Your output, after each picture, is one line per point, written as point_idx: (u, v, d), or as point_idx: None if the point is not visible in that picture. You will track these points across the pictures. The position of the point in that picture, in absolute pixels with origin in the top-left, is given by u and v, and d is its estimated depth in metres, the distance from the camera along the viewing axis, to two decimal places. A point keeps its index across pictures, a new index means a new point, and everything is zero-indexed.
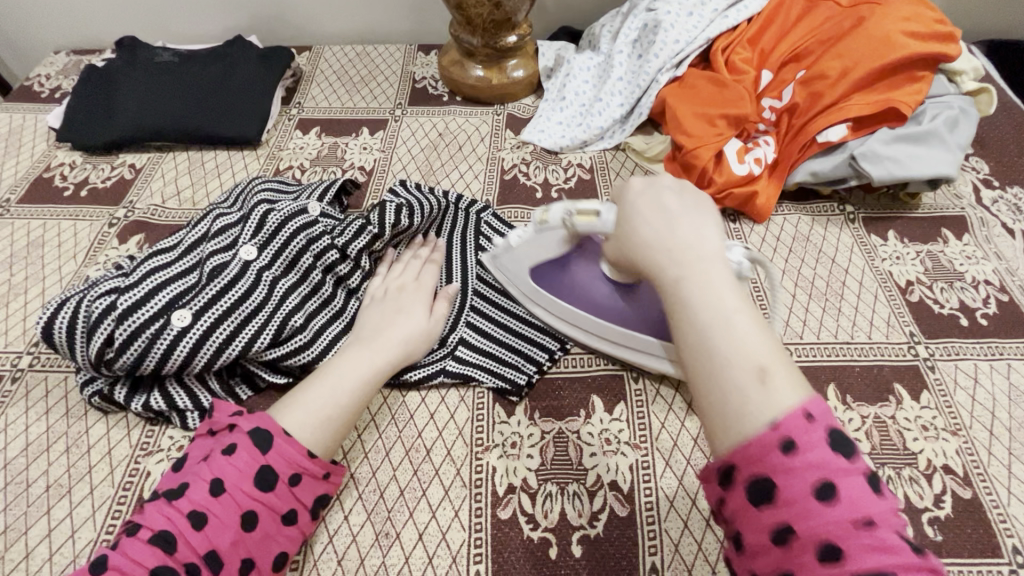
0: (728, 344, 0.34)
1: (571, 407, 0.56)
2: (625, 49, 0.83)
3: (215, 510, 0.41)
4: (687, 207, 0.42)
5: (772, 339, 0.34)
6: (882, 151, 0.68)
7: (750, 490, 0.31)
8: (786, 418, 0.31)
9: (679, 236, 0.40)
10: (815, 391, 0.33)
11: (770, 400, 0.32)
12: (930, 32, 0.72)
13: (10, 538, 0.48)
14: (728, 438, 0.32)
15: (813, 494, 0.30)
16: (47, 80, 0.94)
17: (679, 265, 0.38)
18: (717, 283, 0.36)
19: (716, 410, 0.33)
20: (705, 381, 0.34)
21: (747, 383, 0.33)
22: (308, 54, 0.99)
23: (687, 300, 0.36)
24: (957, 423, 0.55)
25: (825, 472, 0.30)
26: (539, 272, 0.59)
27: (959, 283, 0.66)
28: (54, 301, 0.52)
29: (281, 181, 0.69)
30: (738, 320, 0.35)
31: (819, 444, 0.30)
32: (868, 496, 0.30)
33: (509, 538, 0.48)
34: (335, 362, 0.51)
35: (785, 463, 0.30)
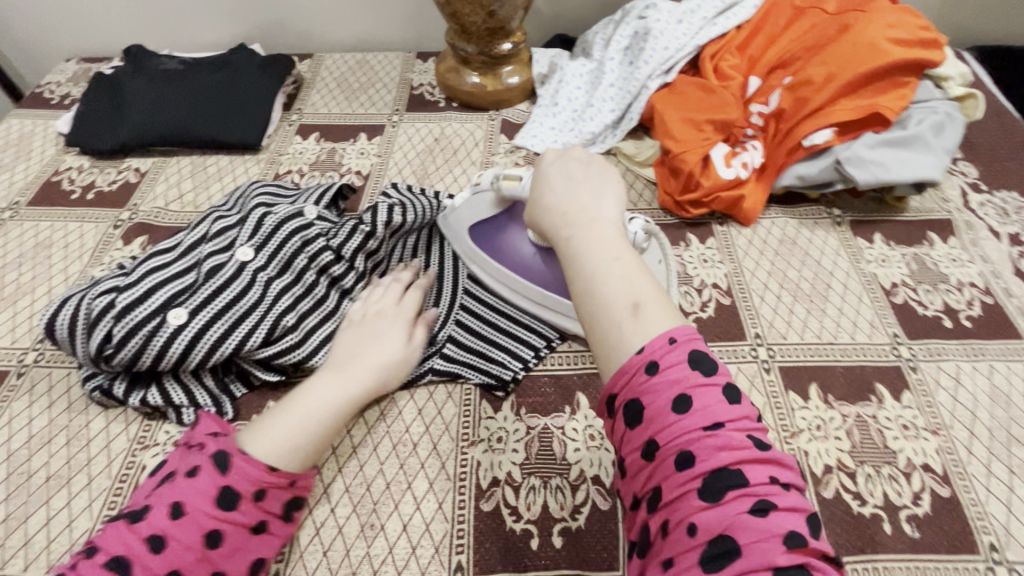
0: (605, 285, 0.38)
1: (556, 404, 0.57)
2: (616, 57, 0.85)
3: (174, 534, 0.41)
4: (588, 176, 0.46)
5: (648, 280, 0.38)
6: (866, 155, 0.69)
7: (624, 414, 0.35)
8: (652, 343, 0.35)
9: (574, 199, 0.44)
10: (685, 321, 0.37)
11: (643, 330, 0.36)
12: (915, 38, 0.73)
13: (11, 526, 0.50)
14: (609, 371, 0.37)
15: (672, 407, 0.33)
16: (57, 87, 0.97)
17: (571, 225, 0.43)
18: (602, 237, 0.41)
19: (600, 347, 0.37)
20: (590, 321, 0.38)
21: (622, 318, 0.37)
22: (310, 61, 1.01)
23: (576, 255, 0.41)
24: (938, 422, 0.56)
25: (683, 387, 0.34)
26: (476, 234, 0.65)
27: (944, 285, 0.67)
28: (59, 299, 0.55)
29: (279, 185, 0.71)
30: (618, 265, 0.39)
31: (677, 362, 0.34)
32: (722, 404, 0.33)
33: (492, 530, 0.49)
34: (306, 389, 0.49)
35: (648, 382, 0.34)
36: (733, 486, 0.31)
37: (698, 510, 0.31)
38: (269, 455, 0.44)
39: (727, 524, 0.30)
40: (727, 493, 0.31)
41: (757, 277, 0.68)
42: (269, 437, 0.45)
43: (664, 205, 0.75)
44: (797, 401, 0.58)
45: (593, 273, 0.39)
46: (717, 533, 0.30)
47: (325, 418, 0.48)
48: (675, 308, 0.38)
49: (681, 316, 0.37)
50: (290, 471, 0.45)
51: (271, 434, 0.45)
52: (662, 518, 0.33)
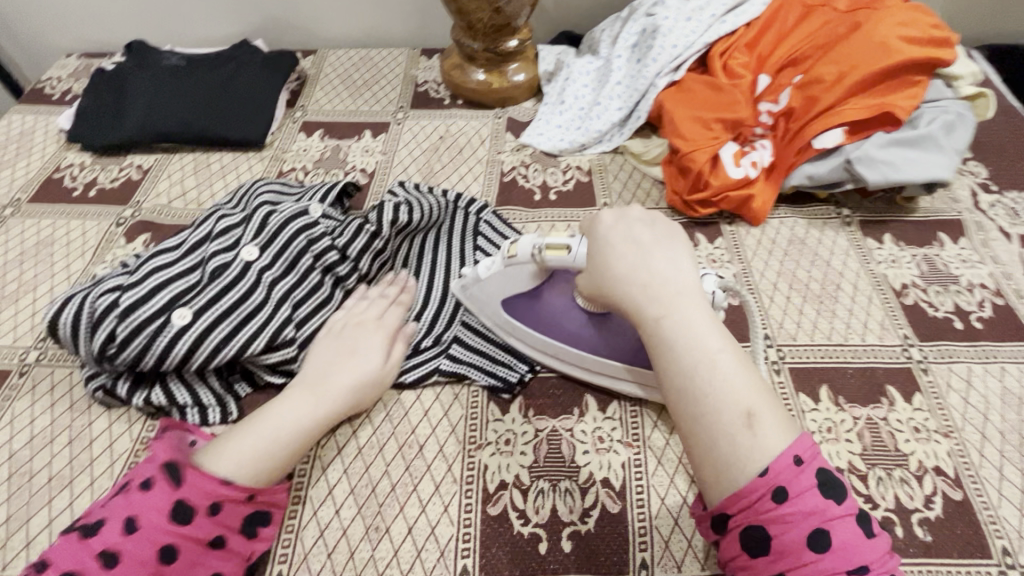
0: (714, 391, 0.40)
1: (564, 406, 0.57)
2: (624, 54, 0.85)
3: (126, 549, 0.41)
4: (657, 241, 0.47)
5: (755, 384, 0.40)
6: (877, 155, 0.69)
7: (747, 535, 0.38)
8: (777, 464, 0.37)
9: (656, 274, 0.44)
10: (799, 432, 0.39)
11: (759, 444, 0.38)
12: (927, 36, 0.73)
13: (13, 527, 0.49)
14: (723, 483, 0.39)
15: (805, 540, 0.36)
16: (59, 83, 0.96)
17: (662, 308, 0.43)
18: (697, 326, 0.42)
19: (713, 455, 0.39)
20: (697, 424, 0.40)
21: (736, 429, 0.39)
22: (313, 58, 1.00)
23: (673, 345, 0.42)
24: (949, 425, 0.55)
25: (815, 519, 0.36)
26: (512, 303, 0.57)
27: (954, 286, 0.66)
28: (61, 297, 0.54)
29: (284, 183, 0.70)
30: (723, 367, 0.40)
31: (807, 492, 0.37)
32: (856, 539, 0.36)
33: (500, 533, 0.49)
34: (275, 406, 0.50)
35: (780, 512, 0.37)
36: None
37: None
38: (231, 470, 0.46)
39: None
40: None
41: (765, 277, 0.68)
42: (233, 455, 0.47)
43: (672, 204, 0.74)
44: (808, 403, 0.57)
45: (697, 373, 0.40)
46: None
47: (292, 435, 0.49)
48: (782, 414, 0.40)
49: (791, 425, 0.40)
50: (248, 485, 0.46)
51: (234, 450, 0.47)
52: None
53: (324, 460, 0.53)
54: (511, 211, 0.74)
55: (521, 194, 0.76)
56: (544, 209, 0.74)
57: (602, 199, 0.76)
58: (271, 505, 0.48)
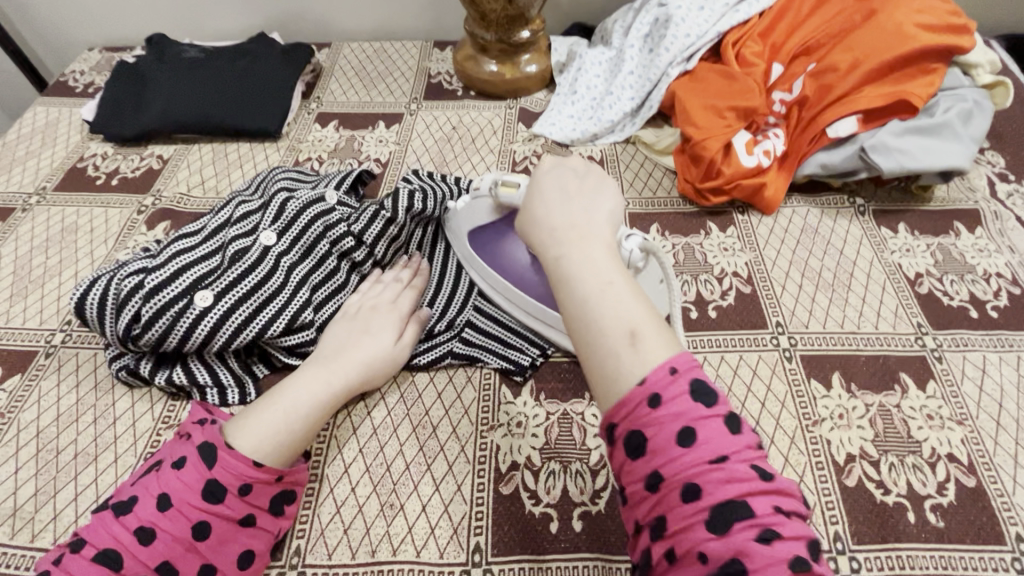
0: (601, 312, 0.38)
1: (576, 390, 0.57)
2: (636, 44, 0.85)
3: (163, 525, 0.43)
4: (575, 189, 0.46)
5: (643, 307, 0.39)
6: (892, 142, 0.68)
7: (627, 444, 0.36)
8: (652, 375, 0.36)
9: (563, 215, 0.44)
10: (683, 348, 0.38)
11: (641, 360, 0.36)
12: (944, 24, 0.72)
13: (41, 500, 0.51)
14: (609, 400, 0.37)
15: (676, 440, 0.34)
16: (81, 76, 0.98)
17: (562, 244, 0.42)
18: (596, 258, 0.41)
19: (599, 374, 0.38)
20: (589, 347, 0.38)
21: (619, 346, 0.37)
22: (328, 50, 1.02)
23: (567, 274, 0.40)
24: (963, 413, 0.55)
25: (686, 420, 0.35)
26: (476, 238, 0.63)
27: (970, 275, 0.66)
28: (88, 279, 0.55)
29: (300, 171, 0.72)
30: (615, 291, 0.39)
31: (678, 395, 0.35)
32: (724, 437, 0.35)
33: (511, 512, 0.49)
34: (291, 382, 0.52)
35: (653, 416, 0.35)
36: (738, 517, 0.32)
37: (707, 539, 0.33)
38: (254, 448, 0.47)
39: (737, 551, 0.32)
40: (733, 525, 0.32)
41: (778, 266, 0.68)
42: (254, 432, 0.47)
43: (685, 193, 0.74)
44: (820, 389, 0.57)
45: (587, 295, 0.39)
46: (728, 559, 0.32)
47: (308, 411, 0.50)
48: (668, 333, 0.38)
49: (676, 342, 0.38)
50: (277, 467, 0.47)
51: (255, 428, 0.48)
52: (667, 545, 0.34)
53: (340, 439, 0.54)
54: None
55: None
56: None
57: None
58: (295, 484, 0.49)
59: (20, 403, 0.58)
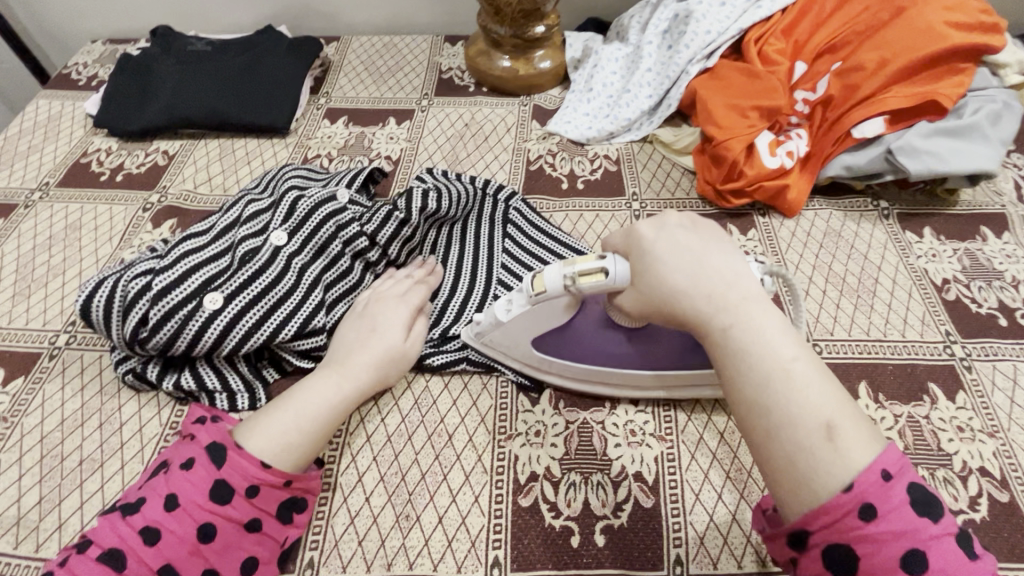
0: (788, 400, 0.36)
1: (595, 398, 0.56)
2: (654, 40, 0.83)
3: (169, 526, 0.41)
4: (712, 246, 0.43)
5: (833, 394, 0.36)
6: (920, 144, 0.67)
7: (829, 556, 0.34)
8: (862, 478, 0.33)
9: (716, 278, 0.41)
10: (886, 444, 0.35)
11: (843, 460, 0.34)
12: (975, 22, 0.70)
13: (45, 508, 0.50)
14: (804, 500, 0.35)
15: (901, 562, 0.32)
16: (84, 69, 0.96)
17: (726, 314, 0.40)
18: (768, 333, 0.38)
19: (790, 471, 0.35)
20: (775, 438, 0.36)
21: (816, 441, 0.35)
22: (337, 44, 0.99)
23: (740, 350, 0.38)
24: (995, 425, 0.53)
25: (911, 539, 0.32)
26: (541, 341, 0.54)
27: (998, 282, 0.64)
28: (93, 281, 0.54)
29: (310, 169, 0.70)
30: (800, 374, 0.37)
31: (897, 506, 0.33)
32: (953, 560, 0.32)
33: (531, 525, 0.48)
34: (302, 388, 0.50)
35: (869, 530, 0.33)
36: None
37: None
38: (262, 449, 0.45)
39: None
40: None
41: (800, 270, 0.66)
42: (264, 433, 0.46)
43: (704, 194, 0.72)
44: None
45: (769, 378, 0.37)
46: None
47: (320, 413, 0.48)
48: (864, 424, 0.36)
49: (876, 436, 0.36)
50: (285, 470, 0.46)
51: (265, 429, 0.46)
52: None
53: (353, 447, 0.53)
54: (538, 199, 0.73)
55: (549, 183, 0.75)
56: (572, 197, 0.73)
57: (631, 188, 0.74)
58: (305, 492, 0.48)
59: (23, 407, 0.56)
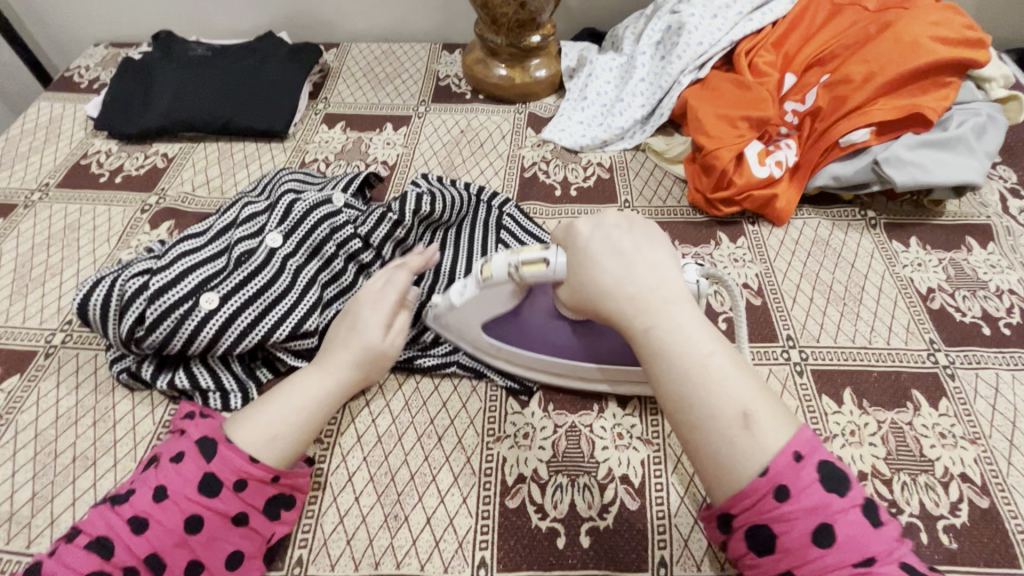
0: (708, 395, 0.38)
1: (583, 401, 0.56)
2: (648, 51, 0.84)
3: (156, 517, 0.42)
4: (637, 244, 0.45)
5: (748, 382, 0.39)
6: (905, 156, 0.68)
7: (750, 537, 0.37)
8: (776, 462, 0.36)
9: (638, 278, 0.43)
10: (798, 426, 0.38)
11: (760, 446, 0.37)
12: (960, 37, 0.72)
13: (37, 505, 0.50)
14: (726, 487, 0.37)
15: (813, 539, 0.35)
16: (86, 72, 0.98)
17: (647, 313, 0.41)
18: (687, 330, 0.40)
19: (713, 460, 0.38)
20: (699, 431, 0.38)
21: (734, 430, 0.37)
22: (336, 51, 1.01)
23: (662, 350, 0.40)
24: (976, 432, 0.54)
25: (821, 516, 0.35)
26: (491, 326, 0.55)
27: (982, 291, 0.65)
28: (90, 279, 0.54)
29: (307, 172, 0.71)
30: (717, 366, 0.39)
31: (808, 485, 0.36)
32: (865, 532, 0.35)
33: (518, 526, 0.49)
34: (286, 385, 0.50)
35: (783, 511, 0.35)
36: None
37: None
38: (249, 443, 0.46)
39: None
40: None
41: (788, 278, 0.67)
42: (251, 425, 0.47)
43: (694, 202, 0.74)
44: (831, 406, 0.57)
45: (689, 374, 0.39)
46: None
47: (305, 408, 0.49)
48: (778, 408, 0.39)
49: (789, 418, 0.39)
50: (272, 465, 0.46)
51: (254, 422, 0.47)
52: None
53: (343, 447, 0.54)
54: (531, 206, 0.74)
55: (542, 189, 0.76)
56: (565, 204, 0.74)
57: (623, 196, 0.75)
58: (294, 489, 0.48)
59: (18, 405, 0.57)
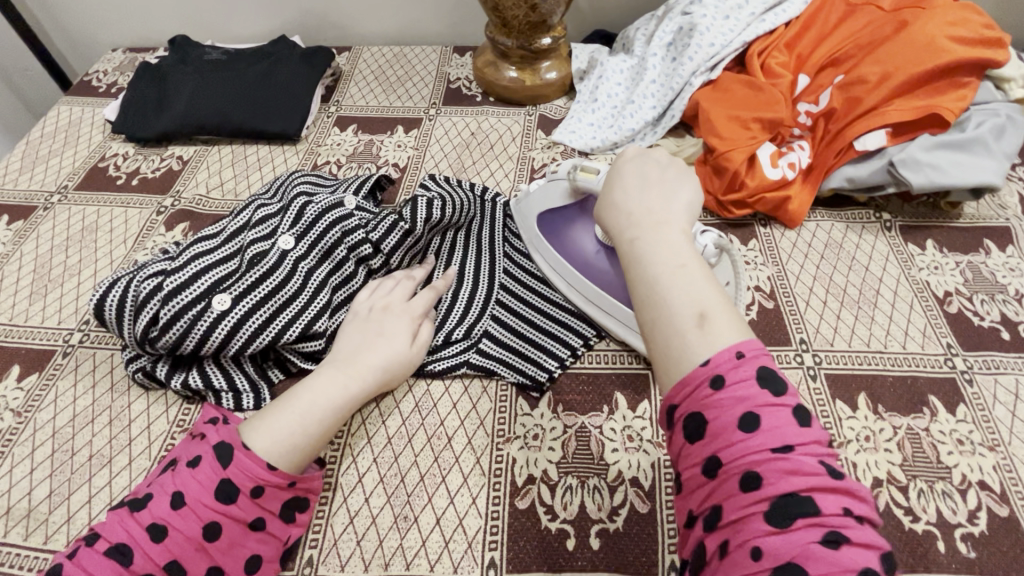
0: (673, 294, 0.38)
1: (594, 403, 0.56)
2: (659, 53, 0.84)
3: (175, 524, 0.42)
4: (661, 176, 0.47)
5: (715, 293, 0.38)
6: (922, 157, 0.67)
7: (687, 428, 0.35)
8: (717, 357, 0.35)
9: (643, 199, 0.45)
10: (753, 336, 0.36)
11: (709, 343, 0.36)
12: (977, 37, 0.71)
13: (55, 501, 0.51)
14: (671, 382, 0.37)
15: (740, 426, 0.33)
16: (105, 76, 0.99)
17: (637, 227, 0.43)
18: (670, 242, 0.41)
19: (662, 357, 0.37)
20: (655, 327, 0.38)
21: (687, 326, 0.37)
22: (348, 54, 1.02)
23: (641, 255, 0.41)
24: (995, 439, 0.53)
25: (750, 405, 0.33)
26: (545, 219, 0.65)
27: (1001, 295, 0.64)
28: (106, 280, 0.55)
29: (318, 175, 0.71)
30: (687, 274, 0.39)
31: (744, 379, 0.34)
32: (792, 426, 0.33)
33: (527, 527, 0.49)
34: (308, 385, 0.51)
35: (714, 398, 0.34)
36: (801, 513, 0.30)
37: (764, 533, 0.31)
38: (267, 450, 0.46)
39: (796, 550, 0.30)
40: (796, 519, 0.30)
41: (801, 281, 0.66)
42: (269, 434, 0.47)
43: (706, 205, 0.73)
44: (845, 411, 0.56)
45: (659, 276, 0.39)
46: (784, 559, 0.30)
47: (325, 419, 0.49)
48: (740, 322, 0.38)
49: (748, 331, 0.37)
50: (289, 472, 0.46)
51: (271, 429, 0.47)
52: (721, 538, 0.33)
53: (354, 448, 0.54)
54: None
55: None
56: None
57: None
58: (308, 492, 0.49)
59: (36, 403, 0.58)
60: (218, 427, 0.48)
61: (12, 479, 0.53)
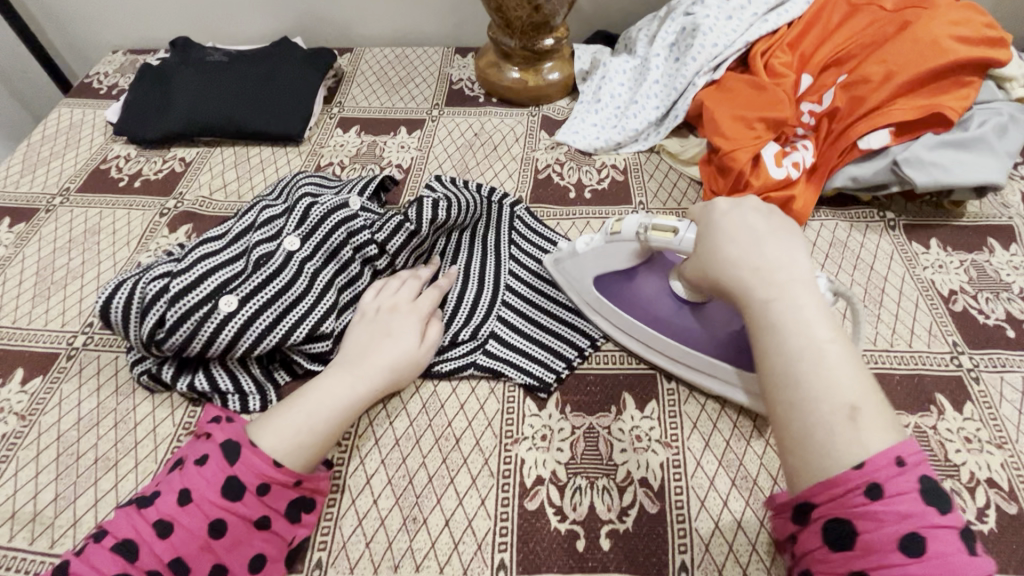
0: (820, 379, 0.37)
1: (602, 403, 0.56)
2: (661, 53, 0.84)
3: (181, 520, 0.42)
4: (778, 231, 0.45)
5: (862, 379, 0.37)
6: (926, 156, 0.67)
7: (831, 529, 0.35)
8: (875, 459, 0.34)
9: (766, 255, 0.43)
10: (908, 436, 0.35)
11: (861, 440, 0.35)
12: (979, 36, 0.71)
13: (60, 505, 0.51)
14: (812, 472, 0.36)
15: (900, 546, 0.32)
16: (105, 78, 0.99)
17: (768, 290, 0.41)
18: (808, 313, 0.40)
19: (802, 445, 0.36)
20: (796, 410, 0.37)
21: (836, 418, 0.36)
22: (350, 55, 1.02)
23: (777, 324, 0.40)
24: (1003, 436, 0.53)
25: (913, 525, 0.32)
26: (603, 280, 0.59)
27: (1006, 294, 0.64)
28: (112, 283, 0.54)
29: (323, 176, 0.71)
30: (830, 355, 0.38)
31: (906, 494, 0.33)
32: (959, 554, 0.32)
33: (537, 528, 0.49)
34: (315, 387, 0.51)
35: (872, 510, 0.33)
36: None
37: None
38: (274, 447, 0.46)
39: None
40: None
41: None
42: (277, 433, 0.47)
43: None
44: None
45: (800, 354, 0.38)
46: None
47: (333, 418, 0.49)
48: (891, 416, 0.36)
49: (901, 428, 0.36)
50: (296, 470, 0.46)
51: (278, 427, 0.47)
52: None
53: (361, 450, 0.54)
54: (545, 208, 0.74)
55: (556, 191, 0.76)
56: (578, 206, 0.74)
57: (638, 197, 0.75)
58: (314, 492, 0.48)
59: (41, 406, 0.57)
60: (225, 425, 0.48)
61: (17, 482, 0.52)
